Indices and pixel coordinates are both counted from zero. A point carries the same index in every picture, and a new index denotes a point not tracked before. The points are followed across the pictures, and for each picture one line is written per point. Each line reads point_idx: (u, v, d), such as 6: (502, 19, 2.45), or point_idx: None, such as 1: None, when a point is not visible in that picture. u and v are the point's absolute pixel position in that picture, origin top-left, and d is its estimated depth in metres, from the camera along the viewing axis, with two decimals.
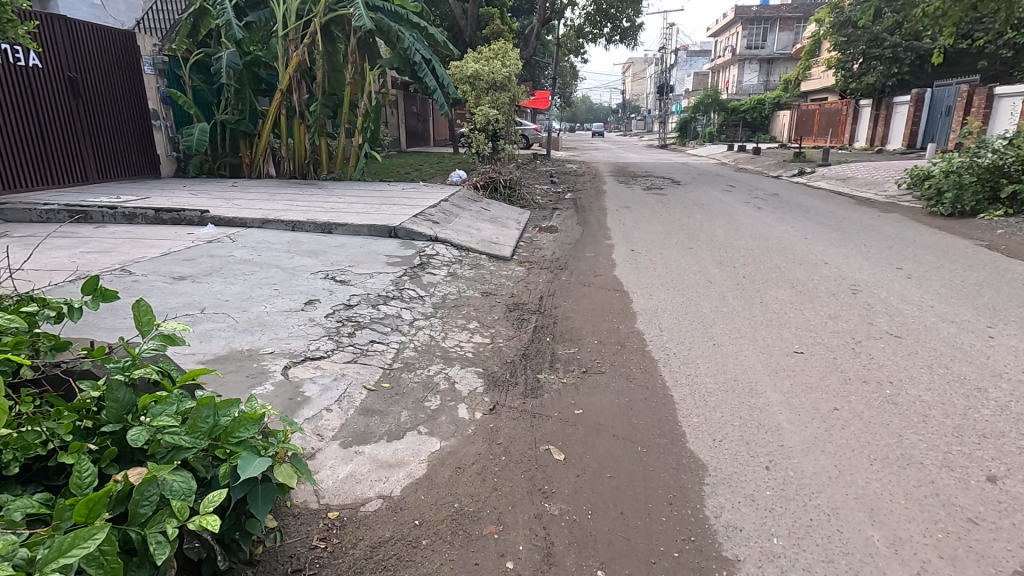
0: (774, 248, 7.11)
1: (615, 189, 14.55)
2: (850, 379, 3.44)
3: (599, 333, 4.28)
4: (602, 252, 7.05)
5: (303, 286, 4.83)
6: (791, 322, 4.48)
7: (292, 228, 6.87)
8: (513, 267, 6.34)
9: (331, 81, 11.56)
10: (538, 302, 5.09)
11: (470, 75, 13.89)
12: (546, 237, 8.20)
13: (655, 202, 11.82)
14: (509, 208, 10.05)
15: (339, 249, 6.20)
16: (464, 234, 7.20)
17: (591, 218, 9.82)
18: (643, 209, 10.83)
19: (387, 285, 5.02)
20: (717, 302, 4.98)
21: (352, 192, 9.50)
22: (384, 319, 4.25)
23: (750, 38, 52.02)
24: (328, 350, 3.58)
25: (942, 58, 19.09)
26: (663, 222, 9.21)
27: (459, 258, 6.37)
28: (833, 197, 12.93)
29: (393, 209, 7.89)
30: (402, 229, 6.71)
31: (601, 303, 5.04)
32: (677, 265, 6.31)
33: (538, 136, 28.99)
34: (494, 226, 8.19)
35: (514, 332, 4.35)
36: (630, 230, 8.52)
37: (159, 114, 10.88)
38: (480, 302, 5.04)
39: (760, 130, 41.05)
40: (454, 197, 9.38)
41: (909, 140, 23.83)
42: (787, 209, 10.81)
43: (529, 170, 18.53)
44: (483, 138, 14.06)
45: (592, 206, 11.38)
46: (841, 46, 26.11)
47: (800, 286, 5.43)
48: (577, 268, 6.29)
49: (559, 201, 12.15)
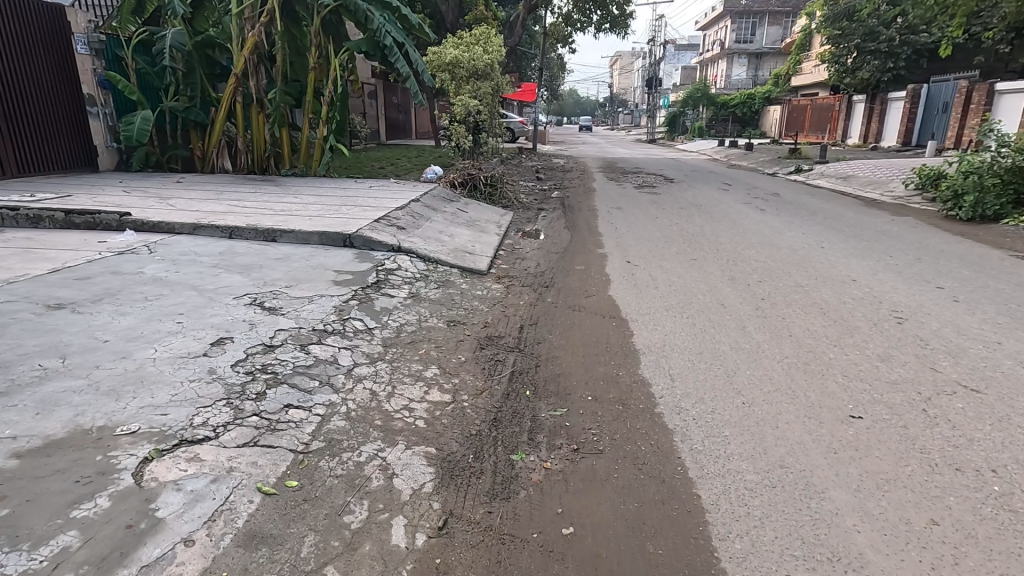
0: (788, 260, 6.22)
1: (605, 186, 13.63)
2: (937, 467, 2.52)
3: (593, 384, 3.32)
4: (594, 264, 6.10)
5: (217, 317, 3.78)
6: (834, 366, 3.56)
7: (229, 235, 5.82)
8: (490, 284, 5.35)
9: (293, 66, 10.44)
10: (517, 335, 4.10)
11: (449, 62, 12.83)
12: (530, 245, 7.22)
13: (650, 202, 10.90)
14: (490, 209, 9.04)
15: (279, 263, 5.16)
16: (434, 242, 6.20)
17: (581, 221, 8.88)
18: (637, 210, 9.91)
19: (328, 316, 3.99)
20: (737, 336, 4.05)
21: (311, 191, 8.41)
22: (313, 368, 3.23)
23: (739, 32, 51.29)
24: (218, 424, 2.57)
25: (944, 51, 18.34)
26: (659, 226, 8.29)
27: (425, 273, 5.35)
28: (837, 197, 12.10)
29: (353, 212, 6.84)
30: (359, 238, 5.69)
31: (596, 336, 4.08)
32: (681, 282, 5.39)
33: (525, 130, 27.97)
34: (471, 231, 7.19)
35: (484, 383, 3.36)
36: (625, 236, 7.56)
37: (96, 100, 9.71)
38: (445, 335, 4.03)
39: (750, 126, 40.38)
40: (428, 197, 8.35)
41: (904, 136, 23.18)
42: (791, 211, 9.94)
43: (514, 165, 17.56)
44: (463, 130, 13.02)
45: (581, 206, 10.44)
46: (835, 40, 25.39)
47: (832, 313, 4.52)
48: (565, 286, 5.33)
49: (544, 200, 11.19)
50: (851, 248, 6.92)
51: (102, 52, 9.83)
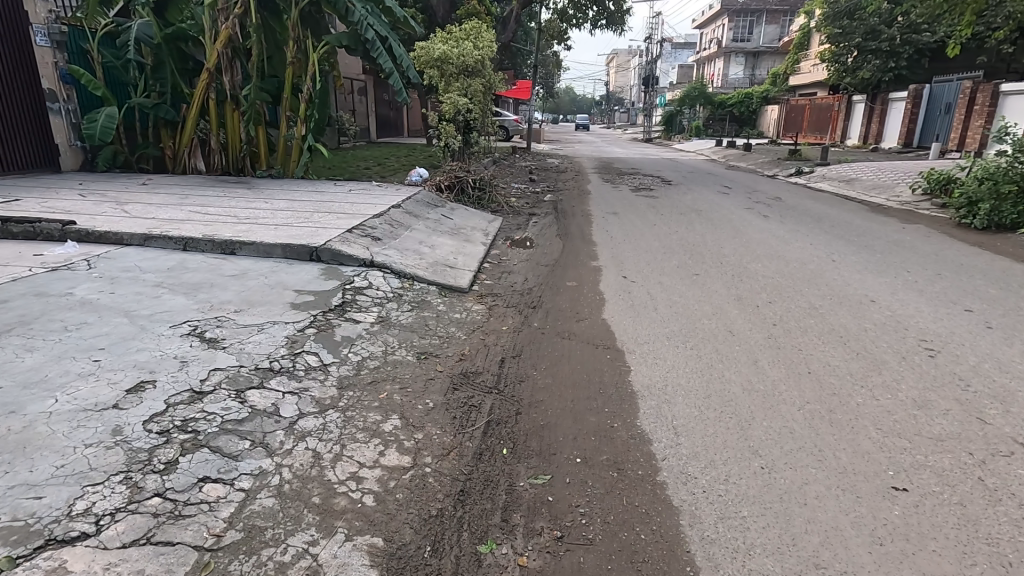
0: (798, 276, 5.72)
1: (600, 189, 13.13)
2: (1012, 568, 2.01)
3: (581, 441, 2.79)
4: (587, 280, 5.58)
5: (144, 352, 3.22)
6: (864, 415, 3.05)
7: (183, 247, 5.25)
8: (472, 304, 4.82)
9: (271, 61, 9.87)
10: (496, 371, 3.57)
11: (438, 58, 12.26)
12: (518, 256, 6.69)
13: (647, 207, 10.37)
14: (478, 215, 8.52)
15: (234, 280, 4.61)
16: (412, 256, 5.66)
17: (574, 227, 8.37)
18: (633, 216, 9.38)
19: (277, 350, 3.44)
20: (750, 374, 3.53)
21: (285, 195, 7.85)
22: (246, 423, 2.68)
23: (736, 30, 50.85)
24: (104, 513, 2.01)
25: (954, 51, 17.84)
26: (657, 235, 7.79)
27: (399, 293, 4.82)
28: (841, 202, 11.62)
29: (325, 220, 6.30)
30: (326, 251, 5.15)
31: (587, 372, 3.55)
32: (683, 303, 4.87)
33: (519, 128, 27.43)
34: (454, 241, 6.66)
35: (453, 438, 2.83)
36: (621, 246, 7.03)
37: (58, 96, 9.10)
38: (413, 372, 3.50)
39: (747, 125, 39.95)
40: (410, 203, 7.82)
41: (905, 137, 22.76)
42: (796, 217, 9.44)
43: (507, 166, 17.03)
44: (453, 130, 12.54)
45: (575, 211, 9.91)
46: (835, 39, 24.95)
47: (854, 343, 4.01)
48: (554, 308, 4.80)
49: (536, 204, 10.67)
50: (865, 261, 6.42)
51: (65, 44, 9.21)
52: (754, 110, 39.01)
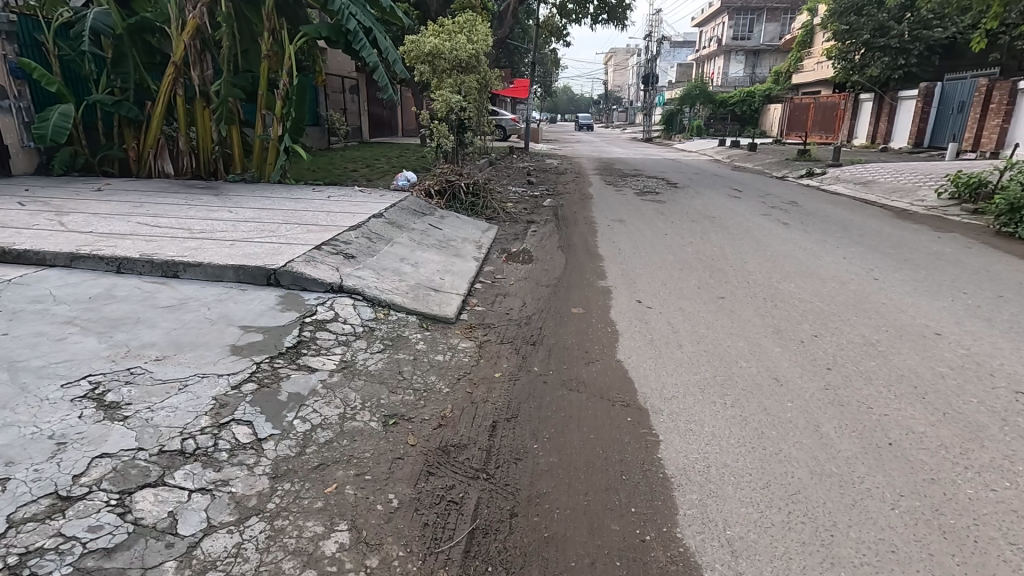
0: (840, 300, 4.91)
1: (602, 192, 12.34)
2: None
3: (602, 572, 2.00)
4: (596, 306, 4.76)
5: (8, 429, 2.39)
6: (986, 518, 2.24)
7: (117, 268, 4.43)
8: (459, 340, 3.99)
9: (245, 54, 9.06)
10: (486, 445, 2.75)
11: (429, 52, 11.38)
12: (515, 273, 5.88)
13: (655, 213, 9.56)
14: (471, 224, 7.71)
15: (169, 312, 3.78)
16: (391, 277, 4.84)
17: (578, 238, 7.56)
18: (640, 224, 8.58)
19: (196, 420, 2.61)
20: (816, 448, 2.72)
21: (255, 203, 7.02)
22: (119, 554, 1.86)
23: (736, 28, 50.04)
24: None
25: (983, 44, 16.89)
26: (670, 246, 6.99)
27: (371, 327, 3.99)
28: (862, 207, 10.81)
29: (293, 234, 5.47)
30: (286, 275, 4.33)
31: (603, 446, 2.73)
32: (713, 338, 4.06)
33: (516, 127, 26.59)
34: (441, 256, 5.84)
35: (422, 565, 2.02)
36: (632, 260, 6.23)
37: (8, 92, 8.25)
38: (376, 449, 2.67)
39: (750, 125, 39.17)
40: (395, 211, 7.00)
41: (916, 137, 22.02)
42: (818, 225, 8.64)
43: (503, 167, 16.25)
44: (446, 129, 11.76)
45: (578, 218, 9.09)
46: (842, 35, 24.15)
47: (933, 397, 3.21)
48: (558, 345, 3.97)
49: (535, 209, 9.87)
50: (911, 279, 5.62)
51: (16, 35, 8.34)
52: (756, 109, 38.29)
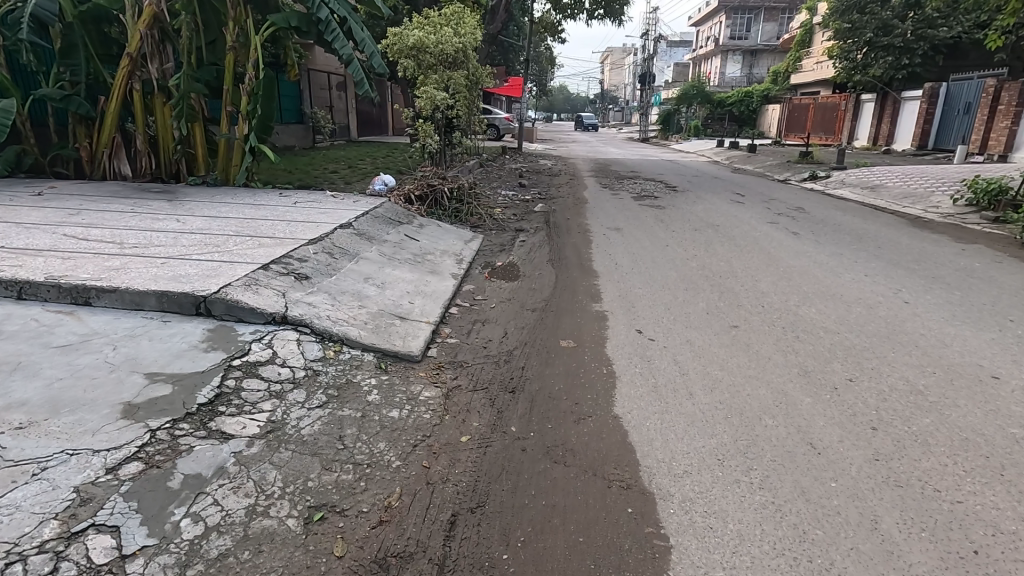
0: (872, 330, 4.25)
1: (598, 196, 11.69)
2: None
3: None
4: (589, 338, 4.07)
5: None
6: None
7: (18, 294, 3.71)
8: (422, 386, 3.29)
9: (210, 46, 8.33)
10: (439, 556, 2.06)
11: (413, 46, 10.64)
12: (496, 292, 5.19)
13: (655, 220, 8.88)
14: (452, 234, 7.02)
15: (63, 354, 3.07)
16: (351, 302, 4.15)
17: (570, 249, 6.89)
18: (638, 233, 7.91)
19: (37, 530, 1.91)
20: (879, 561, 2.04)
21: (210, 211, 6.30)
22: None
23: (733, 28, 49.48)
24: None
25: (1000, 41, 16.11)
26: (671, 259, 6.32)
27: (314, 371, 3.29)
28: (873, 214, 10.17)
29: (241, 249, 4.77)
30: (218, 304, 3.62)
31: (594, 559, 2.04)
32: (729, 385, 3.38)
33: (510, 126, 25.92)
34: (414, 273, 5.16)
35: None
36: (630, 278, 5.55)
37: None
38: (288, 565, 1.97)
39: (748, 125, 38.61)
40: (366, 219, 6.31)
41: (920, 140, 21.48)
42: (830, 235, 8.00)
43: (495, 168, 15.60)
44: (431, 129, 11.21)
45: (572, 226, 8.40)
46: (844, 34, 23.57)
47: (1013, 474, 2.53)
48: (543, 392, 3.28)
49: (526, 215, 9.21)
50: (946, 302, 4.97)
51: None
52: (754, 110, 37.76)
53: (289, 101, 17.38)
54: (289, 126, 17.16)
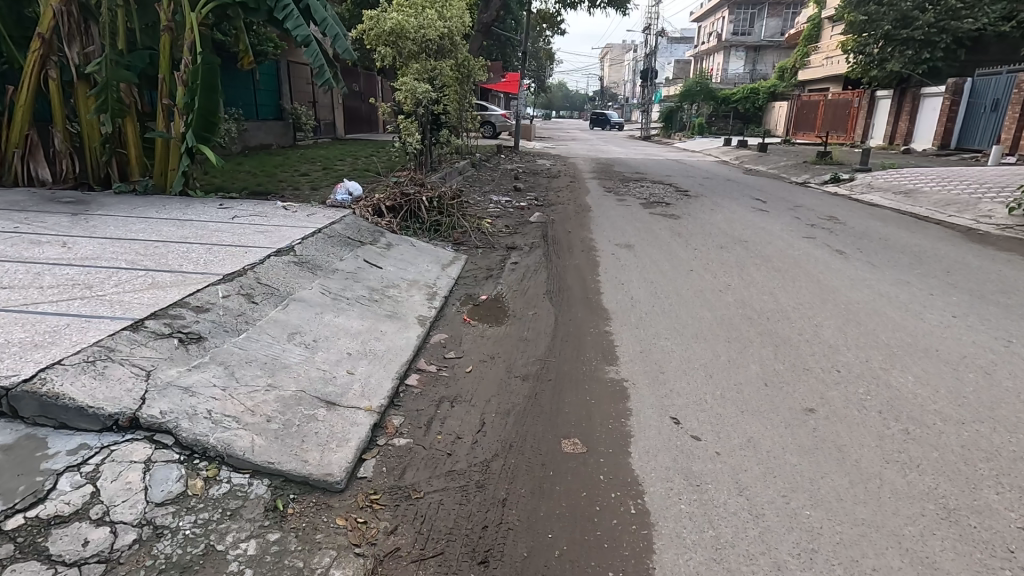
0: (1009, 416, 2.97)
1: (602, 201, 10.43)
2: None
3: None
4: (603, 436, 2.78)
5: None
6: None
7: None
8: (333, 555, 2.01)
9: (144, 27, 6.99)
10: None
11: (392, 31, 9.30)
12: (475, 345, 3.89)
13: (671, 234, 7.58)
14: (427, 255, 5.72)
15: None
16: (255, 379, 2.83)
17: (572, 274, 5.60)
18: (654, 250, 6.60)
19: None
20: None
21: (119, 228, 4.99)
22: None
23: (736, 23, 48.17)
24: None
25: None
26: (700, 291, 5.03)
27: (156, 530, 1.99)
28: (918, 224, 8.90)
29: (122, 292, 3.45)
30: (26, 401, 2.30)
31: None
32: (834, 544, 2.10)
33: (507, 124, 24.59)
34: (364, 320, 3.85)
35: None
36: (653, 323, 4.25)
37: None
38: None
39: (753, 123, 37.28)
40: (315, 240, 5.01)
41: (942, 139, 20.24)
42: (882, 253, 6.72)
43: (488, 169, 14.32)
44: (414, 127, 9.99)
45: (573, 241, 7.09)
46: (859, 27, 22.26)
47: None
48: (536, 566, 2.01)
49: (520, 227, 7.94)
50: None
51: None
52: (759, 107, 36.54)
53: (265, 95, 16.08)
54: (265, 123, 15.82)
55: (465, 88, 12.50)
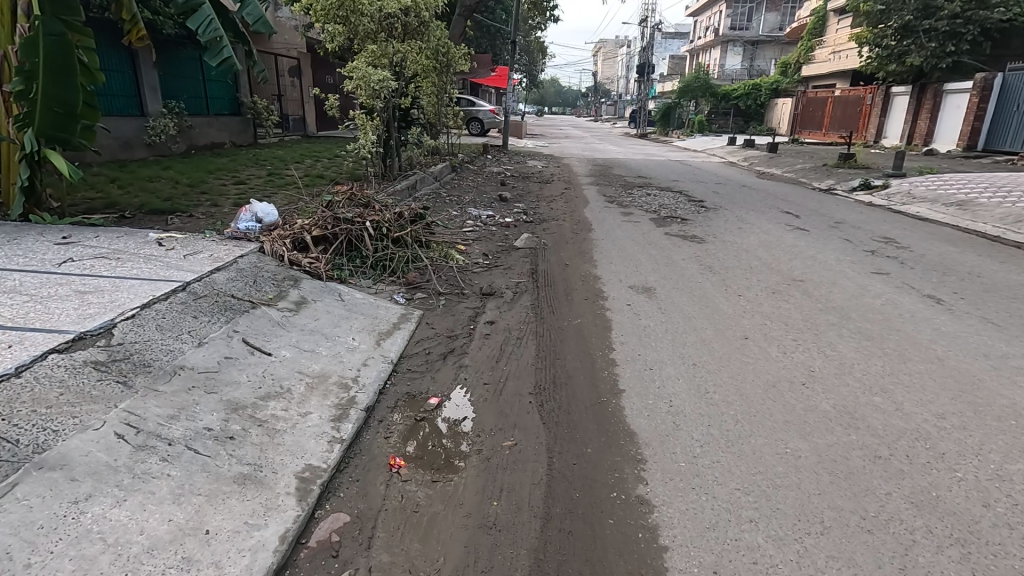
0: None
1: (603, 217, 8.64)
2: None
3: None
4: None
5: None
6: None
7: None
8: None
9: None
10: None
11: (342, 6, 7.44)
12: (398, 544, 2.07)
13: (699, 267, 5.80)
14: (358, 319, 3.87)
15: None
16: None
17: (574, 347, 3.79)
18: (682, 298, 4.80)
19: None
20: None
21: None
22: None
23: (734, 18, 46.48)
24: None
25: None
26: (774, 391, 3.22)
27: None
28: (998, 248, 7.15)
29: None
30: None
31: None
32: None
33: (496, 120, 22.68)
34: (177, 505, 1.99)
35: None
36: (718, 477, 2.44)
37: None
38: None
39: (754, 120, 35.58)
40: (165, 308, 3.14)
41: (967, 139, 18.56)
42: (992, 300, 4.95)
43: (471, 173, 12.49)
44: (372, 124, 8.11)
45: (573, 282, 5.26)
46: (876, 17, 20.65)
47: None
48: None
49: (500, 256, 6.13)
50: None
51: None
52: (761, 104, 34.88)
53: (218, 86, 14.05)
54: (218, 118, 13.83)
55: (442, 80, 10.62)
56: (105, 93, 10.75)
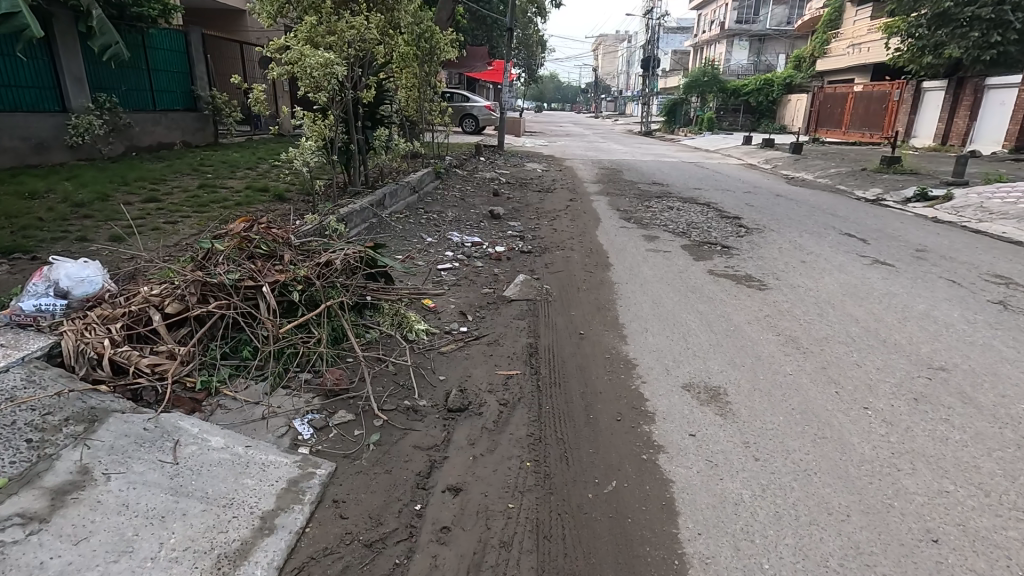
0: None
1: (623, 242, 6.76)
2: None
3: None
4: None
5: None
6: None
7: None
8: None
9: None
10: None
11: None
12: None
13: (779, 339, 3.90)
14: (188, 519, 1.96)
15: None
16: None
17: None
18: (780, 419, 2.90)
19: None
20: None
21: None
22: None
23: (741, 11, 44.40)
24: None
25: None
26: None
27: None
28: None
29: None
30: None
31: None
32: None
33: (491, 117, 20.75)
34: None
35: None
36: None
37: None
38: None
39: (765, 117, 33.60)
40: None
41: (1015, 140, 16.71)
42: None
43: (461, 180, 10.63)
44: (323, 122, 6.20)
45: (596, 375, 3.36)
46: (907, 5, 18.60)
47: None
48: None
49: (484, 316, 4.22)
50: None
51: None
52: (773, 100, 33.02)
53: (168, 78, 12.08)
54: (166, 115, 11.87)
55: (425, 70, 8.70)
56: (11, 82, 8.85)
